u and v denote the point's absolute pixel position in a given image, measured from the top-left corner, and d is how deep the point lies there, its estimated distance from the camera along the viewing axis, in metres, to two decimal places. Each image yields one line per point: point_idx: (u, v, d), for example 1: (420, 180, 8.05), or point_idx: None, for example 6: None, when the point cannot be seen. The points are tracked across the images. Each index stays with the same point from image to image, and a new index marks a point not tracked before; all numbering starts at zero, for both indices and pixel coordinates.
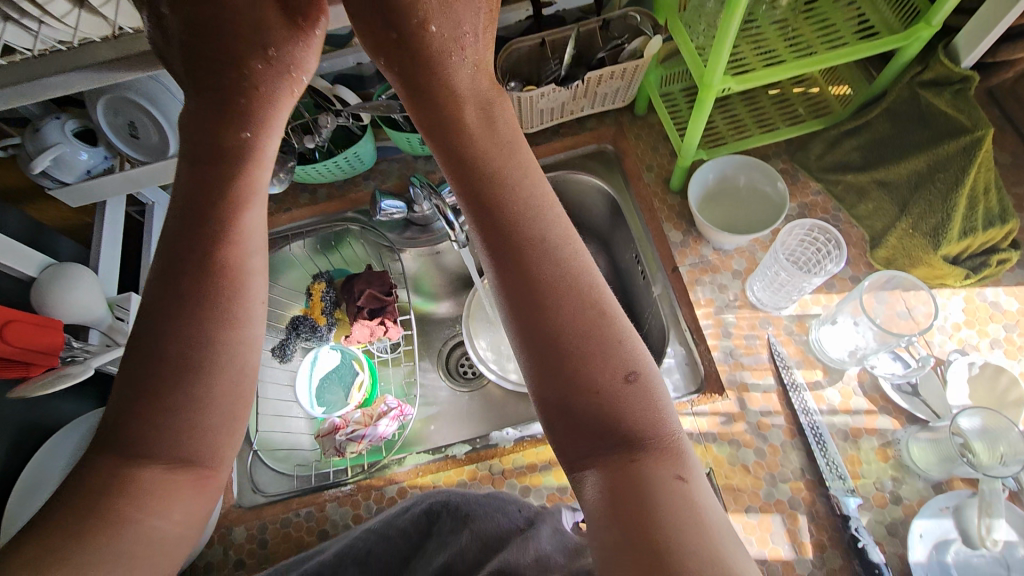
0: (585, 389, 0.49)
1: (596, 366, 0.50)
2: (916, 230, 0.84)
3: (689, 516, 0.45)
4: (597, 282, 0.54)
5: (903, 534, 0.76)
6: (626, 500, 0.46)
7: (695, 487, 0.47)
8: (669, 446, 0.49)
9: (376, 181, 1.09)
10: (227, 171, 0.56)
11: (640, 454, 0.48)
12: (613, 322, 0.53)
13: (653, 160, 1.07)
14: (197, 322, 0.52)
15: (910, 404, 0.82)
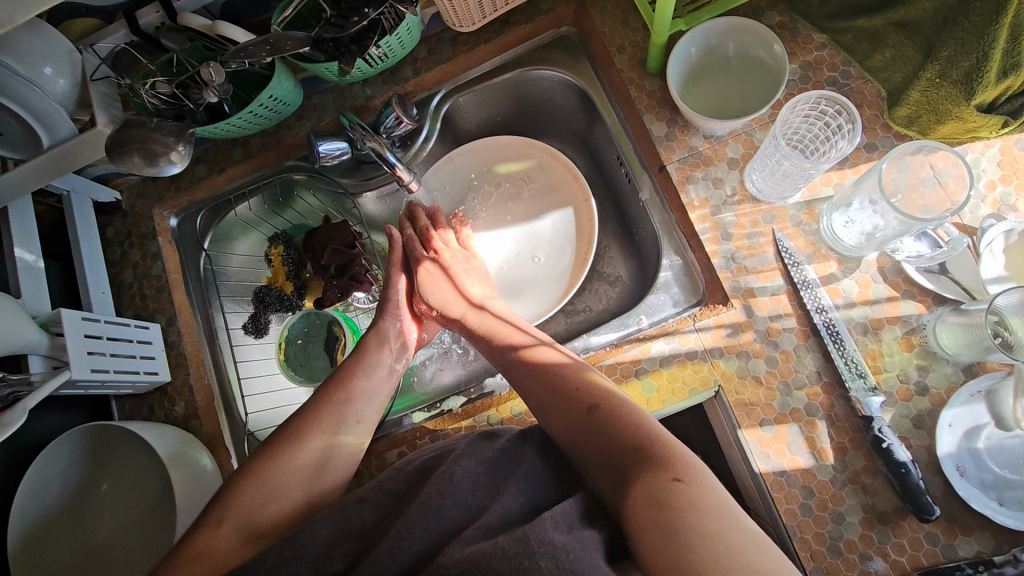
0: (595, 440, 0.61)
1: (604, 427, 0.61)
2: (944, 78, 0.70)
3: (697, 506, 0.50)
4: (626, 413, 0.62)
5: (929, 426, 0.71)
6: (639, 513, 0.52)
7: (692, 485, 0.52)
8: (667, 461, 0.55)
9: (312, 122, 0.95)
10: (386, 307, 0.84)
11: (647, 475, 0.54)
12: (621, 416, 0.62)
13: (624, 39, 0.88)
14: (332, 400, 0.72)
15: (937, 284, 0.73)
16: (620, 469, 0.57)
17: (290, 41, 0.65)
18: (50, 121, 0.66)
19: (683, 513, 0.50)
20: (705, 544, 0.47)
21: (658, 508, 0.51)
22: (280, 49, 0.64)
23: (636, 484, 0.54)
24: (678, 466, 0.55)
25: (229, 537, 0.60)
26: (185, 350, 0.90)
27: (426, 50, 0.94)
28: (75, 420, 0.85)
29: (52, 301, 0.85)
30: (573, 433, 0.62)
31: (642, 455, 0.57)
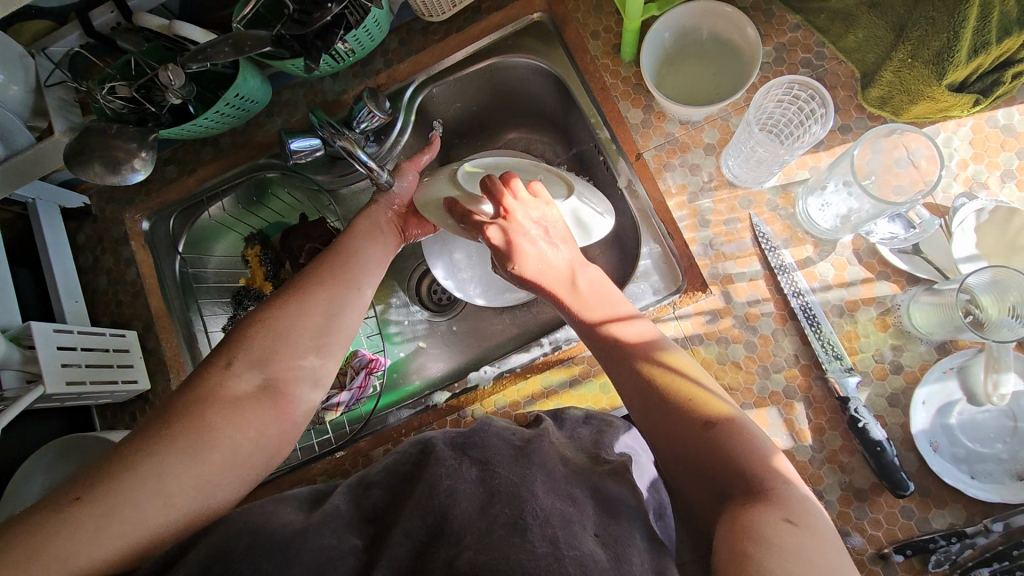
0: (698, 450, 0.52)
1: (709, 438, 0.52)
2: (915, 58, 0.69)
3: (807, 558, 0.42)
4: (735, 426, 0.53)
5: (904, 404, 0.73)
6: (733, 542, 0.44)
7: (806, 530, 0.44)
8: (776, 498, 0.47)
9: (283, 119, 0.93)
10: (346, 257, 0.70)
11: (752, 506, 0.47)
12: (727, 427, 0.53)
13: (598, 25, 0.88)
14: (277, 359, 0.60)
15: (911, 265, 0.74)
16: (722, 500, 0.49)
17: (251, 40, 0.63)
18: (7, 136, 0.65)
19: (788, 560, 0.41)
20: None
21: (756, 540, 0.43)
22: (240, 50, 0.63)
23: (737, 516, 0.46)
24: (787, 504, 0.46)
25: (250, 379, 0.57)
26: (165, 357, 0.89)
27: (397, 41, 0.92)
28: (56, 432, 0.84)
29: (24, 312, 0.83)
30: (673, 448, 0.54)
31: (752, 485, 0.49)
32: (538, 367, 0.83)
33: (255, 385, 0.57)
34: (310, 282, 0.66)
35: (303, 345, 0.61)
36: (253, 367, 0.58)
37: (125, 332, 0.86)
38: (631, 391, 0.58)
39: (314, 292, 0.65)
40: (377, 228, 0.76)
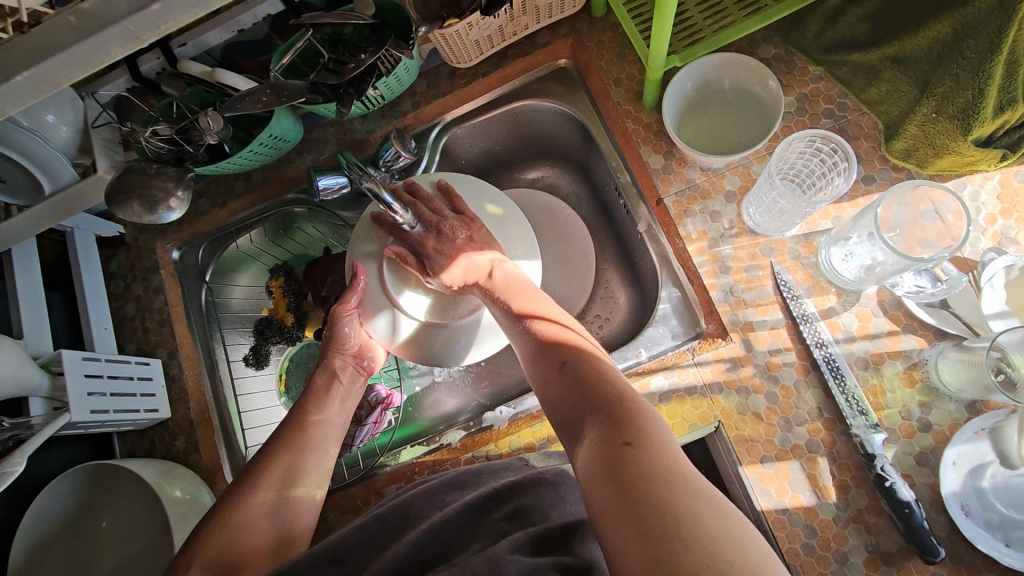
0: (571, 385, 0.60)
1: (582, 377, 0.60)
2: (940, 113, 0.69)
3: (645, 469, 0.47)
4: (604, 369, 0.61)
5: (933, 464, 0.70)
6: (593, 458, 0.50)
7: (643, 446, 0.49)
8: (628, 419, 0.53)
9: (312, 156, 0.96)
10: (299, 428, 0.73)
11: (607, 425, 0.53)
12: (598, 369, 0.61)
13: (621, 72, 0.89)
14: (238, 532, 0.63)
15: (939, 319, 0.73)
16: (584, 426, 0.56)
17: (288, 89, 0.68)
18: (52, 169, 0.67)
19: (634, 471, 0.47)
20: (637, 493, 0.45)
21: (609, 455, 0.49)
22: (278, 98, 0.67)
23: (595, 438, 0.53)
24: (636, 428, 0.51)
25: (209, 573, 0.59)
26: (187, 385, 0.91)
27: (425, 84, 0.94)
28: (78, 456, 0.86)
29: (56, 338, 0.85)
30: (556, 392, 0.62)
31: (612, 406, 0.55)
32: None
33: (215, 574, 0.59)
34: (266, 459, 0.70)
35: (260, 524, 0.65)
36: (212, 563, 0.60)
37: (150, 360, 0.88)
38: (533, 352, 0.68)
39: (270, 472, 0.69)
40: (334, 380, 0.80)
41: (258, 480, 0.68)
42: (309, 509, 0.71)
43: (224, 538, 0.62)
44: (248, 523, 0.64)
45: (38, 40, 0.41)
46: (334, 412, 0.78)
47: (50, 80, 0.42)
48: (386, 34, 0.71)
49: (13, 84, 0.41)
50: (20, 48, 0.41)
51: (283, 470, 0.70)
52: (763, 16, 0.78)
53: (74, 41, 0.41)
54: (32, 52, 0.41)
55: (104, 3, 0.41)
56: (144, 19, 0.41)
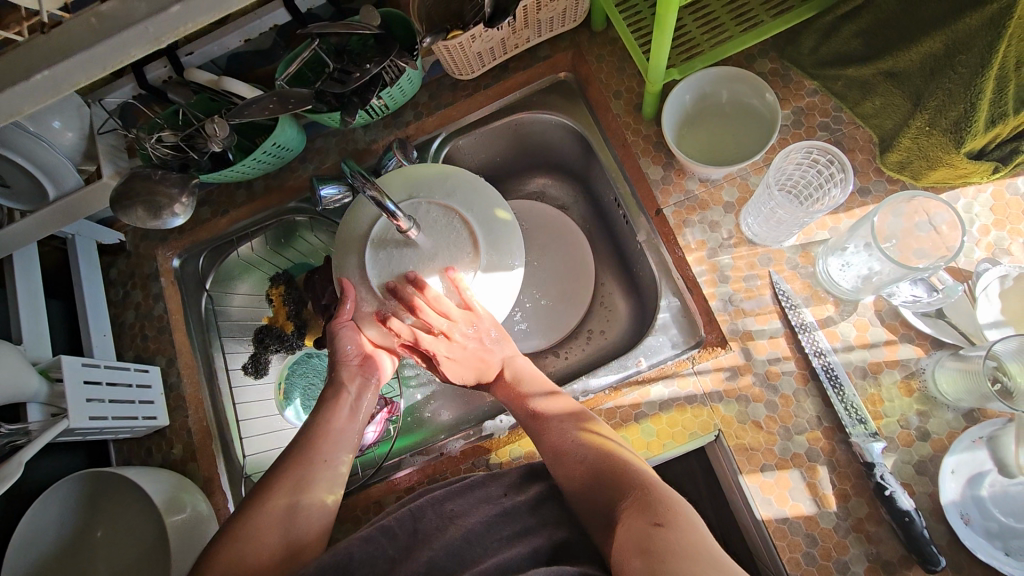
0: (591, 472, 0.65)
1: (598, 461, 0.66)
2: (933, 126, 0.71)
3: (680, 548, 0.52)
4: (619, 453, 0.66)
5: (933, 472, 0.70)
6: (626, 544, 0.54)
7: (673, 528, 0.54)
8: (653, 504, 0.58)
9: (314, 165, 0.97)
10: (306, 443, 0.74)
11: (634, 510, 0.58)
12: (612, 456, 0.66)
13: (620, 84, 0.90)
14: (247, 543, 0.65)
15: (935, 328, 0.73)
16: (614, 514, 0.60)
17: (293, 96, 0.68)
18: (57, 176, 0.68)
19: (668, 550, 0.51)
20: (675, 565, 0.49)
21: (642, 536, 0.54)
22: (285, 105, 0.68)
23: (621, 528, 0.57)
24: (660, 512, 0.57)
25: None
26: (185, 393, 0.90)
27: (427, 95, 0.96)
28: (74, 463, 0.85)
29: (54, 344, 0.85)
30: (575, 478, 0.66)
31: (638, 492, 0.60)
32: None
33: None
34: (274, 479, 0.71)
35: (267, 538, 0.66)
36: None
37: (149, 367, 0.88)
38: (541, 435, 0.72)
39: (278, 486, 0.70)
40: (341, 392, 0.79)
41: (267, 494, 0.69)
42: (320, 517, 0.70)
43: (229, 557, 0.64)
44: (253, 542, 0.65)
45: (58, 40, 0.42)
46: (344, 419, 0.78)
47: (66, 80, 0.43)
48: (390, 45, 0.72)
49: (33, 83, 0.43)
50: (40, 49, 0.42)
51: (290, 488, 0.70)
52: (759, 31, 0.80)
53: (91, 43, 0.42)
54: (52, 53, 0.42)
55: (123, 6, 0.42)
56: (161, 21, 0.42)
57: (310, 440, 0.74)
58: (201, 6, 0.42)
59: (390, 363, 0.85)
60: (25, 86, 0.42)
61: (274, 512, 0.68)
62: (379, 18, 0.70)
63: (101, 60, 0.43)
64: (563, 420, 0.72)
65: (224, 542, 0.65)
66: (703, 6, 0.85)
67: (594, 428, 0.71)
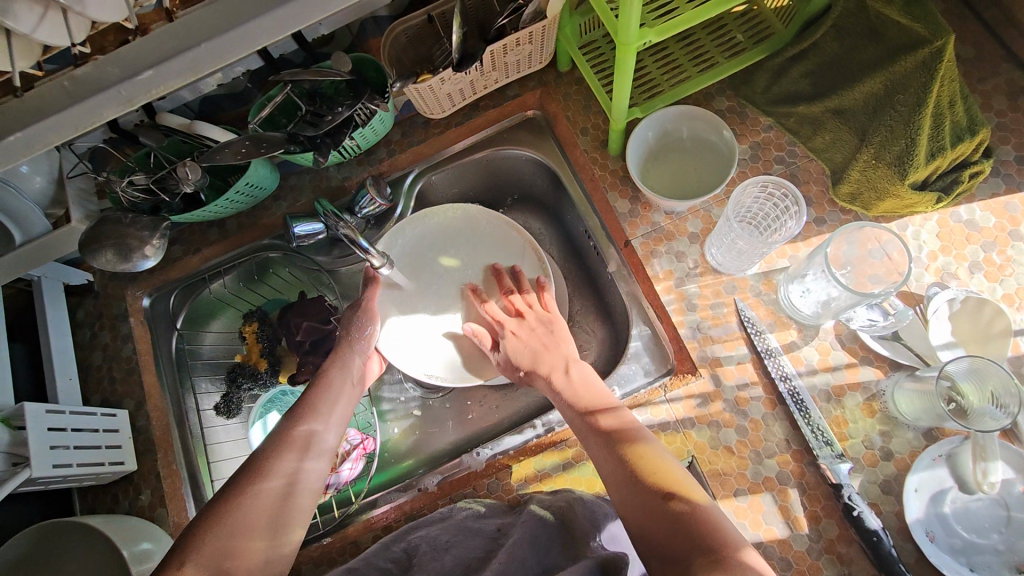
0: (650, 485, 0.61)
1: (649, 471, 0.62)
2: (879, 159, 0.75)
3: None
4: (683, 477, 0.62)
5: (897, 491, 0.73)
6: None
7: None
8: (727, 558, 0.53)
9: (288, 203, 0.97)
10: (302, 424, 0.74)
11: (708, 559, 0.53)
12: (674, 480, 0.61)
13: (587, 122, 0.94)
14: (234, 516, 0.63)
15: (891, 350, 0.76)
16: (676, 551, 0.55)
17: (266, 141, 0.70)
18: (24, 219, 0.67)
19: None
20: None
21: None
22: (258, 149, 0.69)
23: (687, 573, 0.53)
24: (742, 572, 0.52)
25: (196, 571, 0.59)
26: (154, 435, 0.88)
27: (400, 133, 0.97)
28: (34, 514, 0.82)
29: (18, 390, 0.83)
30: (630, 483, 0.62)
31: (709, 538, 0.55)
32: (531, 449, 0.83)
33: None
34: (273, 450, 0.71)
35: (259, 521, 0.64)
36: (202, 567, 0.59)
37: (117, 411, 0.86)
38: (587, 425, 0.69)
39: (280, 452, 0.71)
40: (343, 384, 0.81)
41: None
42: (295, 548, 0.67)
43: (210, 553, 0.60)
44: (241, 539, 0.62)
45: (33, 103, 0.45)
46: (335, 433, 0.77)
47: (39, 140, 0.46)
48: (362, 89, 0.75)
49: (6, 144, 0.45)
50: (12, 110, 0.45)
51: (292, 459, 0.71)
52: (714, 72, 0.84)
53: (67, 105, 0.45)
54: (26, 115, 0.45)
55: (97, 70, 0.45)
56: (132, 86, 0.45)
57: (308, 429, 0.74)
58: (170, 70, 0.46)
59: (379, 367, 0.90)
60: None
61: (269, 501, 0.66)
62: (350, 64, 0.72)
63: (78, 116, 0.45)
64: (608, 415, 0.70)
65: (216, 511, 0.64)
66: (661, 49, 0.89)
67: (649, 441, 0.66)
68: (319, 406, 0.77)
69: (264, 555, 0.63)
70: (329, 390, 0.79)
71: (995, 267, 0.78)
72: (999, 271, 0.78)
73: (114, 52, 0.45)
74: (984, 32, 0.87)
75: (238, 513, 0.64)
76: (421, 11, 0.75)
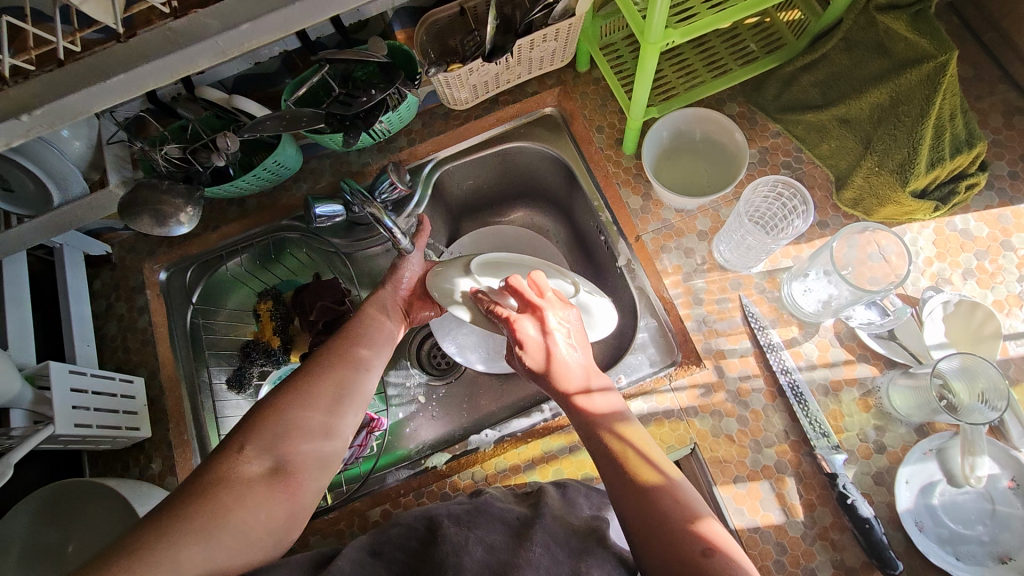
0: (700, 561, 0.54)
1: (692, 544, 0.55)
2: (882, 167, 0.80)
3: None
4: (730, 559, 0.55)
5: (889, 482, 0.76)
6: None
7: None
8: None
9: (309, 185, 1.00)
10: (353, 335, 0.77)
11: None
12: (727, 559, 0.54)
13: (603, 120, 0.98)
14: (293, 414, 0.67)
15: (887, 348, 0.80)
16: None
17: (304, 117, 0.72)
18: (61, 181, 0.69)
19: None
20: None
21: None
22: (295, 125, 0.72)
23: None
24: None
25: (260, 463, 0.62)
26: (166, 405, 0.90)
27: (421, 123, 1.00)
28: (46, 477, 0.83)
29: (37, 353, 0.84)
30: (664, 551, 0.56)
31: None
32: (538, 432, 0.85)
33: (266, 468, 0.62)
34: (321, 364, 0.72)
35: (315, 420, 0.68)
36: (263, 453, 0.63)
37: (134, 378, 0.87)
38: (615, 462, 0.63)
39: (330, 367, 0.72)
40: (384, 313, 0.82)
41: None
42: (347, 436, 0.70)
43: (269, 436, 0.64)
44: (301, 434, 0.66)
45: (138, 49, 0.47)
46: (383, 333, 0.80)
47: (139, 83, 0.48)
48: (394, 73, 0.78)
49: (109, 85, 0.47)
50: (117, 55, 0.47)
51: (349, 368, 0.73)
52: (728, 77, 0.88)
53: (168, 51, 0.47)
54: (127, 58, 0.47)
55: (194, 23, 0.47)
56: (230, 38, 0.48)
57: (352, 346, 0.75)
58: (263, 27, 0.48)
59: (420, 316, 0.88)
60: (100, 86, 0.47)
61: (322, 400, 0.69)
62: (385, 49, 0.75)
63: (154, 68, 0.48)
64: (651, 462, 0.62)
65: (274, 414, 0.66)
66: (677, 54, 0.93)
67: (697, 510, 0.59)
68: (364, 328, 0.78)
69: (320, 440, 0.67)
70: (376, 317, 0.81)
71: (987, 274, 0.82)
72: (991, 278, 0.82)
73: (215, 5, 0.47)
74: (982, 54, 0.92)
75: (294, 416, 0.67)
76: (454, 4, 0.78)
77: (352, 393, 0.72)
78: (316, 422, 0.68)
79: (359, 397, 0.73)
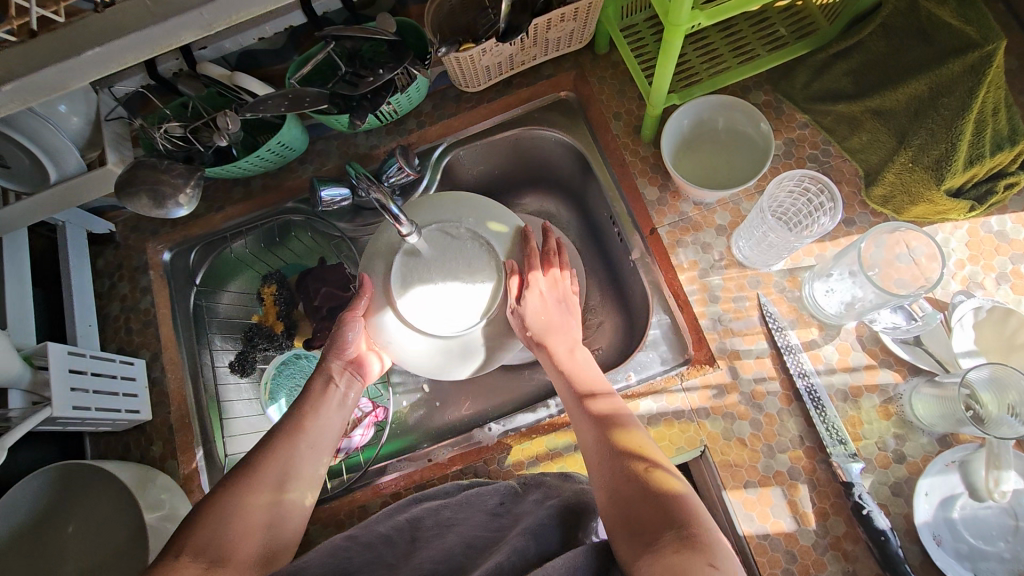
0: (641, 475, 0.61)
1: (635, 463, 0.62)
2: (916, 163, 0.75)
3: None
4: (670, 478, 0.61)
5: (907, 493, 0.73)
6: None
7: None
8: (695, 541, 0.52)
9: (315, 166, 0.97)
10: (292, 415, 0.73)
11: (680, 547, 0.52)
12: (665, 476, 0.60)
13: (621, 107, 0.93)
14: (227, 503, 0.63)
15: (912, 355, 0.77)
16: (650, 536, 0.54)
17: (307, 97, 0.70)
18: (59, 156, 0.68)
19: None
20: None
21: None
22: (298, 105, 0.69)
23: (656, 552, 0.52)
24: (713, 553, 0.51)
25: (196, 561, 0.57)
26: (167, 388, 0.89)
27: (431, 105, 0.97)
28: (47, 457, 0.83)
29: (37, 332, 0.83)
30: (614, 470, 0.63)
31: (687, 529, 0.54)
32: (544, 428, 0.83)
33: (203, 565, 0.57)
34: (265, 450, 0.69)
35: (258, 506, 0.64)
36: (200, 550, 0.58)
37: (134, 360, 0.86)
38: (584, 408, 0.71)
39: (275, 448, 0.69)
40: (330, 383, 0.78)
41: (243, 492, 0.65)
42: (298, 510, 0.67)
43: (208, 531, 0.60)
44: (240, 519, 0.62)
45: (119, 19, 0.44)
46: (333, 408, 0.76)
47: (120, 57, 0.45)
48: (403, 53, 0.74)
49: (85, 59, 0.44)
50: (97, 25, 0.44)
51: (286, 452, 0.69)
52: (756, 63, 0.83)
53: (152, 22, 0.44)
54: (107, 30, 0.44)
55: None
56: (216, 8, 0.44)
57: (289, 424, 0.72)
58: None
59: (379, 365, 0.85)
60: (78, 60, 0.44)
61: (264, 488, 0.65)
62: (394, 27, 0.72)
63: (140, 40, 0.44)
64: (610, 409, 0.70)
65: (216, 498, 0.63)
66: (702, 38, 0.89)
67: (637, 438, 0.66)
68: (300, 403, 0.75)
69: (266, 517, 0.64)
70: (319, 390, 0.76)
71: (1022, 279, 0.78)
72: None
73: None
74: None
75: (227, 508, 0.62)
76: None
77: (297, 470, 0.69)
78: (260, 504, 0.64)
79: (304, 477, 0.69)
